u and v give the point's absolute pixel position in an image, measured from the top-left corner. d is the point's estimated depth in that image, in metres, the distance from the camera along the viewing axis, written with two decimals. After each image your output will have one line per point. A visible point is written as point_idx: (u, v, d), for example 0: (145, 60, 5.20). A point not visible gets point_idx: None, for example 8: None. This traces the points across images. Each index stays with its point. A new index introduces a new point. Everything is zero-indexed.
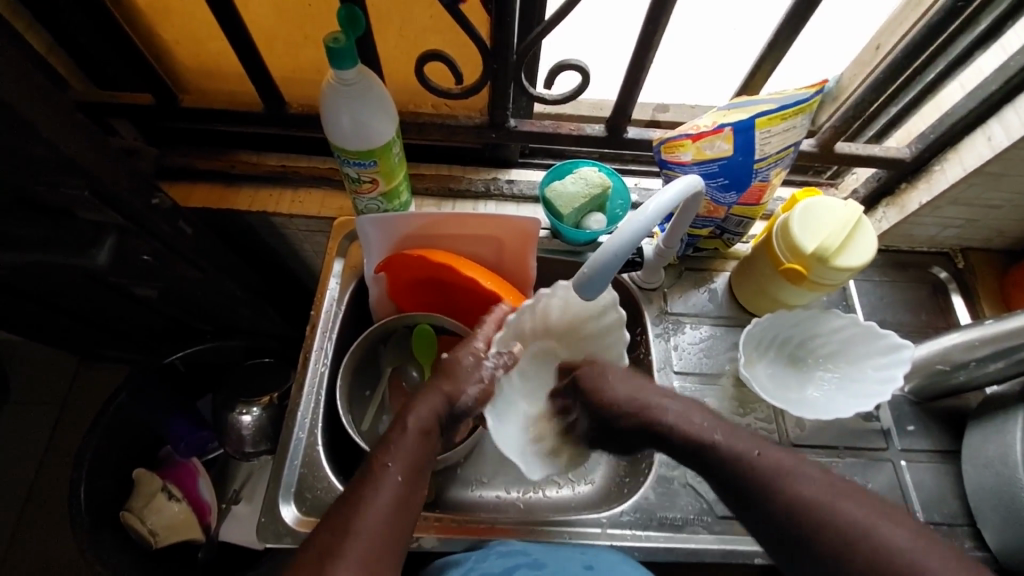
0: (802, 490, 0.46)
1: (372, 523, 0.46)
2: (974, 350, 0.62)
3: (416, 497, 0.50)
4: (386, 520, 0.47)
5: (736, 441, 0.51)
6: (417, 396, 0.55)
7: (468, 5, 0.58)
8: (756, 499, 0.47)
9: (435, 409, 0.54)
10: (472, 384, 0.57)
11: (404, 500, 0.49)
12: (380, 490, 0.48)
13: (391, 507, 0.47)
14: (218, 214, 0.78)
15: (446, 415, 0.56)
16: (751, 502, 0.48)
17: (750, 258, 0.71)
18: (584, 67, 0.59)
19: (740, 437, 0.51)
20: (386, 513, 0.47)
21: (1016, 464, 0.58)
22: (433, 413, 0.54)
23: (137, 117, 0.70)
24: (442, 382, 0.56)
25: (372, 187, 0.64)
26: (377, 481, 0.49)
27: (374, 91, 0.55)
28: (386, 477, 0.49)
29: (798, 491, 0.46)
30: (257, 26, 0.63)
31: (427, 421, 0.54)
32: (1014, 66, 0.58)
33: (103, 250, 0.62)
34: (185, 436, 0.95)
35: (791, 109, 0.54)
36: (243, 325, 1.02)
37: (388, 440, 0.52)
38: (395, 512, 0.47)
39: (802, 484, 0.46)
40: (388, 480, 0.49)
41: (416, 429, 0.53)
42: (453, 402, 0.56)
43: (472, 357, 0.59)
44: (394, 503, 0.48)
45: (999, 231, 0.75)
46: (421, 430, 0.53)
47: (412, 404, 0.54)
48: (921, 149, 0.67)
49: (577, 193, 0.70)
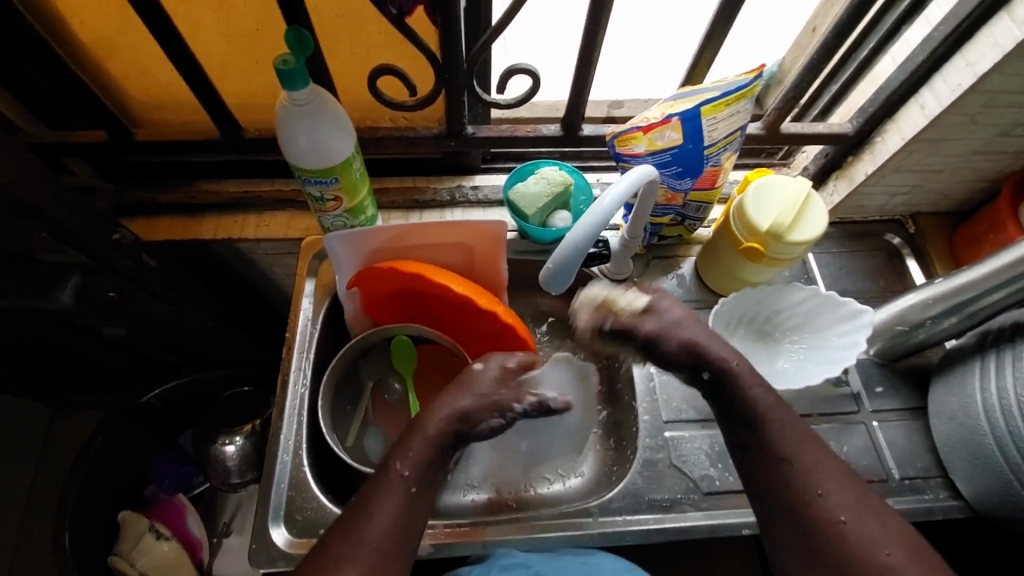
0: (823, 479, 0.49)
1: (379, 531, 0.47)
2: (928, 309, 0.64)
3: (422, 511, 0.50)
4: (392, 534, 0.48)
5: (764, 397, 0.53)
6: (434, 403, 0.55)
7: (416, 18, 0.59)
8: (764, 462, 0.51)
9: (450, 415, 0.54)
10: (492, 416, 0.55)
11: (409, 514, 0.49)
12: (391, 497, 0.49)
13: (399, 517, 0.49)
14: (182, 245, 0.78)
15: (460, 433, 0.54)
16: (757, 457, 0.52)
17: (712, 241, 0.73)
18: (534, 71, 0.60)
19: (781, 407, 0.53)
20: (391, 523, 0.48)
21: (977, 413, 0.61)
22: (446, 422, 0.54)
23: (93, 155, 0.69)
24: (452, 394, 0.55)
25: (336, 205, 0.64)
26: (389, 488, 0.50)
27: (329, 109, 0.56)
28: (398, 485, 0.50)
29: (812, 465, 0.50)
30: (203, 52, 0.63)
31: (438, 431, 0.53)
32: (937, 38, 0.60)
33: (66, 290, 0.64)
34: (170, 473, 0.93)
35: (733, 95, 0.57)
36: (218, 356, 1.01)
37: (401, 448, 0.52)
38: (401, 523, 0.48)
39: (809, 460, 0.50)
40: (397, 490, 0.49)
41: (430, 437, 0.53)
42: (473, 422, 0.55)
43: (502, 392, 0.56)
44: (400, 513, 0.49)
45: (944, 195, 0.79)
46: (430, 439, 0.53)
47: (425, 412, 0.54)
48: (862, 122, 0.70)
49: (540, 192, 0.71)
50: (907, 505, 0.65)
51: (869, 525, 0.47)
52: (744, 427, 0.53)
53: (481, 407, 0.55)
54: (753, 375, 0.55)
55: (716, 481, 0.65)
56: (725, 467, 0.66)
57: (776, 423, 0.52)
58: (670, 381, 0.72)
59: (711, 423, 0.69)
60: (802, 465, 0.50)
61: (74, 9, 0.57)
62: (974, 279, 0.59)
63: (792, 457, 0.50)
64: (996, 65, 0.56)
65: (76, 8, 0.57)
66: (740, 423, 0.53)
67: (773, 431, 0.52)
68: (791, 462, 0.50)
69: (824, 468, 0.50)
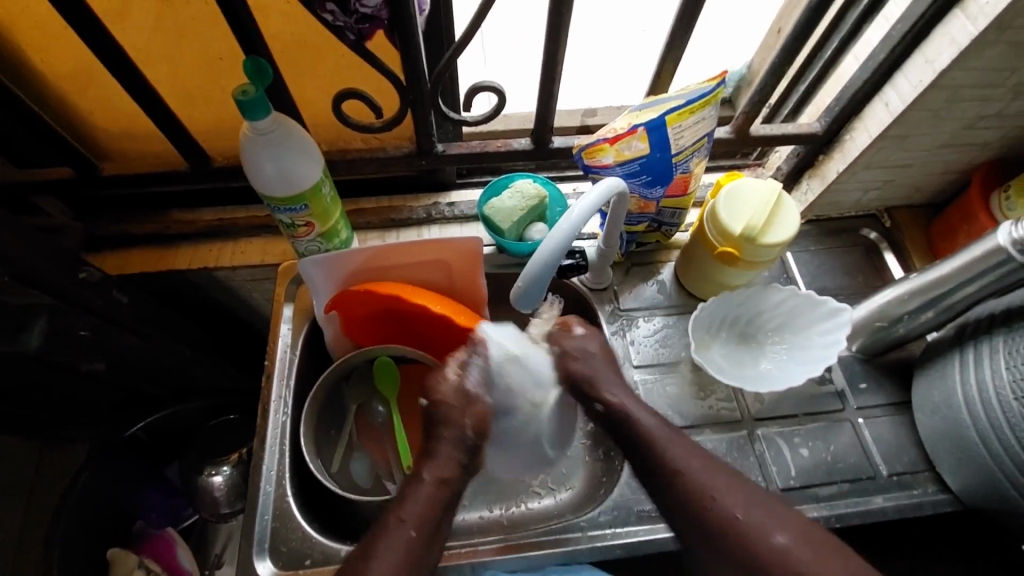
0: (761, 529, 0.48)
1: (384, 572, 0.46)
2: (905, 303, 0.64)
3: (430, 552, 0.50)
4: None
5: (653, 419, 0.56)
6: (435, 444, 0.54)
7: (376, 42, 0.59)
8: (692, 513, 0.50)
9: (457, 447, 0.54)
10: (469, 417, 0.55)
11: (418, 558, 0.48)
12: (394, 543, 0.48)
13: (403, 560, 0.47)
14: (157, 277, 0.77)
15: (464, 456, 0.54)
16: (691, 519, 0.50)
17: (689, 247, 0.73)
18: (498, 86, 0.60)
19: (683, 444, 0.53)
20: (397, 566, 0.47)
21: (959, 406, 0.61)
22: (455, 462, 0.54)
23: (62, 192, 0.69)
24: (450, 430, 0.54)
25: (308, 230, 0.64)
26: (390, 533, 0.49)
27: (294, 137, 0.56)
28: (399, 531, 0.49)
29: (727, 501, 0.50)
30: (163, 83, 0.63)
31: (448, 470, 0.53)
32: (895, 36, 0.61)
33: (34, 333, 0.65)
34: (158, 507, 0.93)
35: (697, 103, 0.58)
36: (202, 386, 1.00)
37: (411, 494, 0.51)
38: (407, 565, 0.47)
39: (721, 489, 0.51)
40: (402, 536, 0.49)
41: (431, 477, 0.52)
42: (462, 441, 0.54)
43: (454, 392, 0.56)
44: (406, 554, 0.48)
45: (917, 188, 0.79)
46: (437, 479, 0.52)
47: (430, 453, 0.54)
48: (830, 121, 0.71)
49: (515, 206, 0.71)
50: (896, 501, 0.65)
51: (780, 542, 0.47)
52: (643, 461, 0.54)
53: (457, 408, 0.55)
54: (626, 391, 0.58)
55: None
56: None
57: (695, 475, 0.51)
58: (655, 388, 0.72)
59: (697, 429, 0.69)
60: (734, 520, 0.49)
61: (34, 48, 0.57)
62: (949, 273, 0.59)
63: (696, 482, 0.51)
64: (953, 62, 0.56)
65: (36, 46, 0.57)
66: (661, 488, 0.53)
67: (677, 465, 0.53)
68: (720, 523, 0.49)
69: (769, 517, 0.49)
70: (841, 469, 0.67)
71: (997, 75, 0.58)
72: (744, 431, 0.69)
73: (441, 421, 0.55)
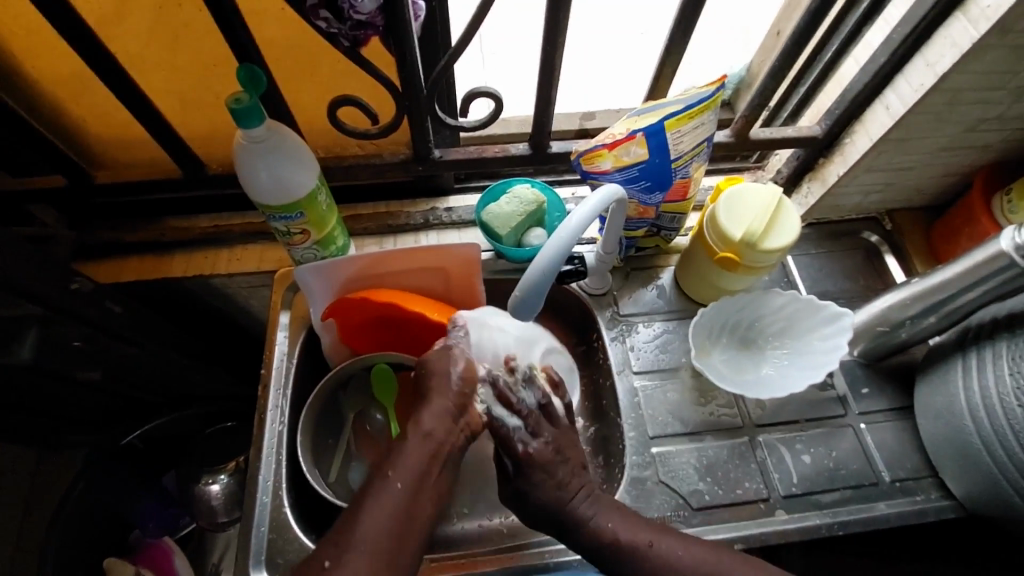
0: None
1: (371, 529, 0.46)
2: (907, 308, 0.64)
3: (420, 508, 0.50)
4: (387, 530, 0.47)
5: (632, 531, 0.55)
6: (422, 404, 0.55)
7: (371, 48, 0.59)
8: None
9: (443, 401, 0.55)
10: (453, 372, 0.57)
11: (406, 511, 0.49)
12: (382, 497, 0.48)
13: (392, 515, 0.48)
14: (151, 285, 0.76)
15: (453, 411, 0.55)
16: None
17: (688, 252, 0.73)
18: (495, 92, 0.60)
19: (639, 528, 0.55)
20: (385, 521, 0.47)
21: (962, 412, 0.60)
22: (442, 418, 0.54)
23: (56, 200, 0.68)
24: (437, 386, 0.56)
25: (303, 238, 0.63)
26: (377, 491, 0.49)
27: (288, 144, 0.55)
28: (387, 487, 0.49)
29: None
30: (152, 87, 0.62)
31: (434, 425, 0.54)
32: (896, 39, 0.60)
33: (26, 344, 0.64)
34: (154, 516, 0.90)
35: (696, 108, 0.57)
36: (199, 393, 1.00)
37: (399, 450, 0.52)
38: (394, 521, 0.47)
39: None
40: (389, 490, 0.49)
41: (418, 435, 0.53)
42: (449, 395, 0.55)
43: (439, 353, 0.58)
44: (395, 508, 0.48)
45: (918, 190, 0.79)
46: (425, 434, 0.53)
47: (416, 413, 0.55)
48: (830, 124, 0.70)
49: (513, 212, 0.70)
50: (900, 508, 0.65)
51: None
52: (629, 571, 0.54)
53: (441, 364, 0.57)
54: (595, 505, 0.57)
55: (706, 495, 0.65)
56: (714, 481, 0.66)
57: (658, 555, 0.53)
58: (655, 395, 0.71)
59: (698, 436, 0.68)
60: None
61: (28, 55, 0.56)
62: (951, 278, 0.58)
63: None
64: (954, 66, 0.56)
65: (29, 54, 0.56)
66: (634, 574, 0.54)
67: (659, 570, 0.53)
68: None
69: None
70: (844, 475, 0.66)
71: (1000, 78, 0.58)
72: (745, 437, 0.68)
73: (427, 379, 0.57)
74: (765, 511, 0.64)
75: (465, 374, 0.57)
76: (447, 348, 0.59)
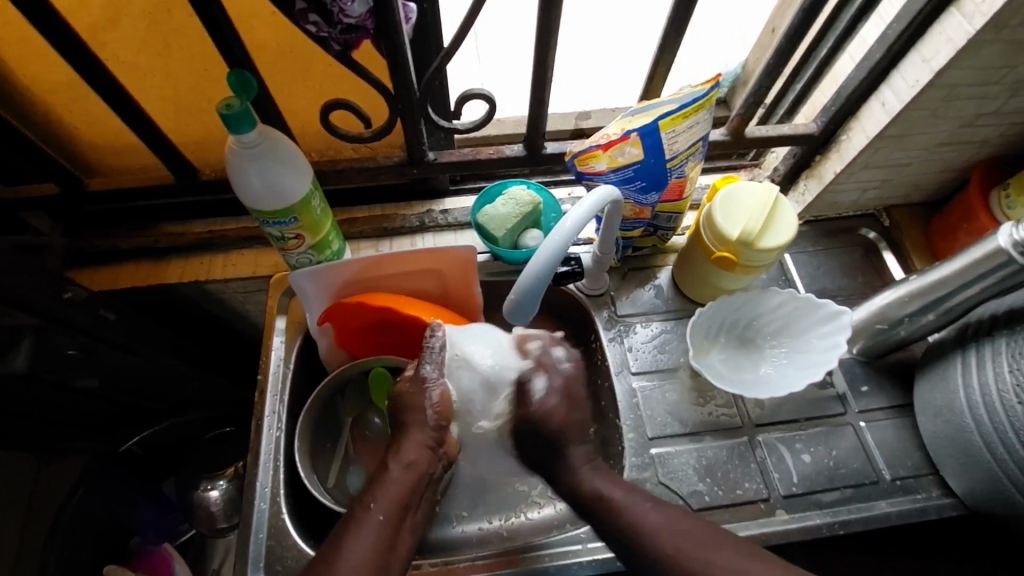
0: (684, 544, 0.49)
1: (356, 559, 0.46)
2: (905, 306, 0.63)
3: (400, 539, 0.50)
4: (373, 559, 0.47)
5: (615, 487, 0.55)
6: (400, 434, 0.55)
7: (362, 51, 0.58)
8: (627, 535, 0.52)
9: (422, 430, 0.55)
10: (427, 401, 0.56)
11: (391, 542, 0.49)
12: (365, 527, 0.48)
13: (375, 546, 0.48)
14: (146, 291, 0.76)
15: (433, 443, 0.56)
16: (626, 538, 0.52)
17: (685, 251, 0.73)
18: (488, 93, 0.59)
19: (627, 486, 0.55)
20: (369, 553, 0.47)
21: (962, 410, 0.60)
22: (421, 447, 0.55)
23: (50, 207, 0.68)
24: (413, 419, 0.56)
25: (298, 243, 0.63)
26: (362, 521, 0.49)
27: (281, 148, 0.55)
28: (370, 517, 0.49)
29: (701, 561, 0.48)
30: (144, 93, 0.61)
31: (415, 456, 0.54)
32: (891, 35, 0.60)
33: (20, 353, 0.64)
34: (152, 525, 0.89)
35: (691, 107, 0.57)
36: (198, 399, 1.00)
37: (380, 482, 0.52)
38: (376, 552, 0.48)
39: (702, 554, 0.48)
40: (372, 520, 0.49)
41: (400, 465, 0.53)
42: (427, 424, 0.56)
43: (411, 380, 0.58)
44: (377, 541, 0.48)
45: (916, 186, 0.78)
46: (406, 464, 0.53)
47: (396, 443, 0.55)
48: (826, 121, 0.70)
49: (509, 213, 0.70)
50: (899, 505, 0.64)
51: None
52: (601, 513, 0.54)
53: (414, 392, 0.57)
54: (591, 465, 0.57)
55: (706, 496, 0.64)
56: (714, 481, 0.65)
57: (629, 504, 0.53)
58: (654, 395, 0.71)
59: (697, 437, 0.68)
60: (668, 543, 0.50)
61: (16, 63, 0.56)
62: (949, 276, 0.58)
63: (653, 530, 0.51)
64: (950, 62, 0.55)
65: (18, 62, 0.55)
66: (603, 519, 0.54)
67: (650, 532, 0.51)
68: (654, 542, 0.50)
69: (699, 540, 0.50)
70: (844, 473, 0.66)
71: (996, 73, 0.57)
72: (745, 437, 0.68)
73: (402, 411, 0.57)
74: (766, 511, 0.64)
75: (441, 405, 0.56)
76: (422, 377, 0.58)
